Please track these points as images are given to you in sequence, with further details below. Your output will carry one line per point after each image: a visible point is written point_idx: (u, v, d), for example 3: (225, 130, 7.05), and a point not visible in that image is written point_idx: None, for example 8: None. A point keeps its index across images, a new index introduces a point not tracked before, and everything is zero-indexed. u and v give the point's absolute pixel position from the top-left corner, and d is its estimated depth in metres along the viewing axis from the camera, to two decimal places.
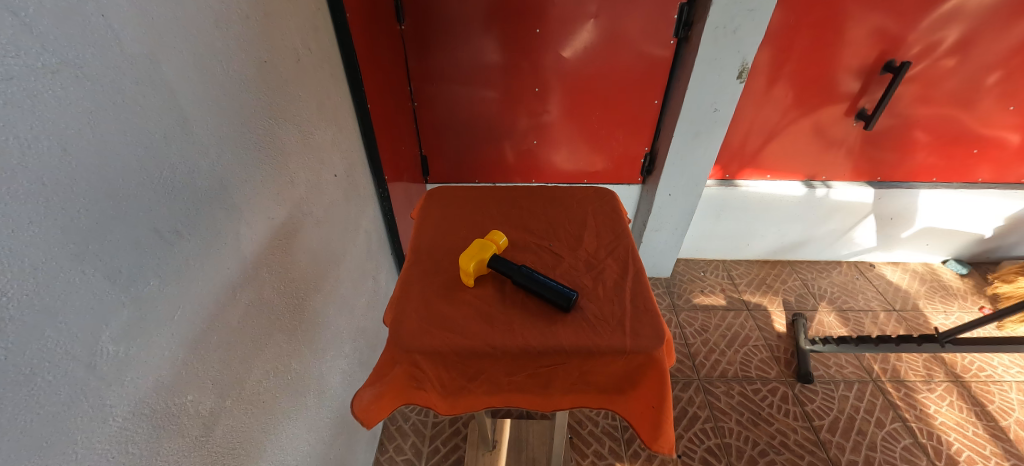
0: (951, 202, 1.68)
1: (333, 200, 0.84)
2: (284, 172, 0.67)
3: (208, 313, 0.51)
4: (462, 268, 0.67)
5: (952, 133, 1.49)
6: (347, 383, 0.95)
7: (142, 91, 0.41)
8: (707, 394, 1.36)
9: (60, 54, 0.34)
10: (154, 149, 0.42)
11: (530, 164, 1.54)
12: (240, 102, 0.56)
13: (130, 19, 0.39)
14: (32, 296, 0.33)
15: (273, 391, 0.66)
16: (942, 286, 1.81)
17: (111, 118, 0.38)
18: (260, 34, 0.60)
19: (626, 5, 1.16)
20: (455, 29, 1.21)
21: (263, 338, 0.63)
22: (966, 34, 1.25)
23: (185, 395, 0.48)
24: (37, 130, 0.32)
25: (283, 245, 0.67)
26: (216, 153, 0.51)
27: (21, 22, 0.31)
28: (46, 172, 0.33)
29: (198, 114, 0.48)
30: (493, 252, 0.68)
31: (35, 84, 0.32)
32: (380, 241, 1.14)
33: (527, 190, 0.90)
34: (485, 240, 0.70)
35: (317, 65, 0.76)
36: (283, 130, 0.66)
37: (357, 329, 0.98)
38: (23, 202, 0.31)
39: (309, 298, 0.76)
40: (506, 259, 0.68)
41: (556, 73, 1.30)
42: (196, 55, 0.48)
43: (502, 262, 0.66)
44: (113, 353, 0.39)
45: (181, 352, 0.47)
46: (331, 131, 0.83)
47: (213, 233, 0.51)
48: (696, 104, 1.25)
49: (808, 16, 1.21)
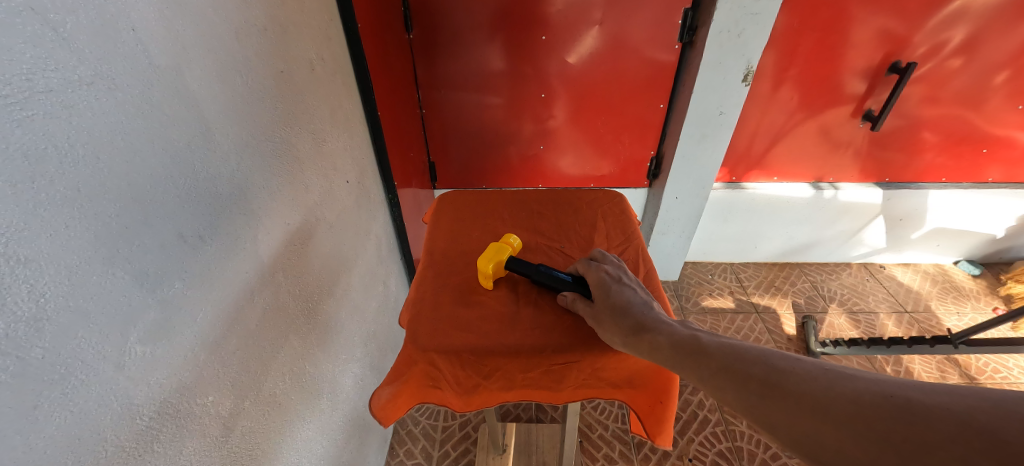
0: (961, 202, 1.67)
1: (345, 205, 0.86)
2: (299, 179, 0.68)
3: (227, 317, 0.52)
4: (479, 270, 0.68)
5: (961, 132, 1.49)
6: (359, 387, 0.95)
7: (168, 101, 0.42)
8: None
9: (95, 68, 0.35)
10: (179, 157, 0.44)
11: (536, 169, 1.56)
12: (259, 111, 0.58)
13: (159, 33, 0.41)
14: (68, 298, 0.34)
15: (288, 393, 0.67)
16: (954, 287, 1.79)
17: (141, 128, 0.39)
18: (277, 45, 0.62)
19: (630, 10, 1.17)
20: (462, 36, 1.24)
21: (278, 341, 0.64)
22: (971, 34, 1.25)
23: (206, 397, 0.49)
24: (74, 140, 0.34)
25: (298, 249, 0.68)
26: (235, 159, 0.53)
27: (60, 37, 0.33)
28: (81, 179, 0.35)
29: (219, 122, 0.50)
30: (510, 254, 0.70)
31: (72, 95, 0.34)
32: (390, 247, 1.16)
33: (537, 193, 0.91)
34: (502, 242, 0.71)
35: (330, 74, 0.78)
36: (298, 138, 0.68)
37: (368, 333, 0.99)
38: (60, 208, 0.33)
39: (323, 302, 0.77)
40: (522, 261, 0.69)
41: (561, 78, 1.32)
42: (217, 67, 0.49)
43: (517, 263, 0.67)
44: (141, 354, 0.40)
45: (203, 353, 0.49)
46: (343, 138, 0.85)
47: (232, 238, 0.53)
48: (701, 108, 1.26)
49: (811, 19, 1.22)
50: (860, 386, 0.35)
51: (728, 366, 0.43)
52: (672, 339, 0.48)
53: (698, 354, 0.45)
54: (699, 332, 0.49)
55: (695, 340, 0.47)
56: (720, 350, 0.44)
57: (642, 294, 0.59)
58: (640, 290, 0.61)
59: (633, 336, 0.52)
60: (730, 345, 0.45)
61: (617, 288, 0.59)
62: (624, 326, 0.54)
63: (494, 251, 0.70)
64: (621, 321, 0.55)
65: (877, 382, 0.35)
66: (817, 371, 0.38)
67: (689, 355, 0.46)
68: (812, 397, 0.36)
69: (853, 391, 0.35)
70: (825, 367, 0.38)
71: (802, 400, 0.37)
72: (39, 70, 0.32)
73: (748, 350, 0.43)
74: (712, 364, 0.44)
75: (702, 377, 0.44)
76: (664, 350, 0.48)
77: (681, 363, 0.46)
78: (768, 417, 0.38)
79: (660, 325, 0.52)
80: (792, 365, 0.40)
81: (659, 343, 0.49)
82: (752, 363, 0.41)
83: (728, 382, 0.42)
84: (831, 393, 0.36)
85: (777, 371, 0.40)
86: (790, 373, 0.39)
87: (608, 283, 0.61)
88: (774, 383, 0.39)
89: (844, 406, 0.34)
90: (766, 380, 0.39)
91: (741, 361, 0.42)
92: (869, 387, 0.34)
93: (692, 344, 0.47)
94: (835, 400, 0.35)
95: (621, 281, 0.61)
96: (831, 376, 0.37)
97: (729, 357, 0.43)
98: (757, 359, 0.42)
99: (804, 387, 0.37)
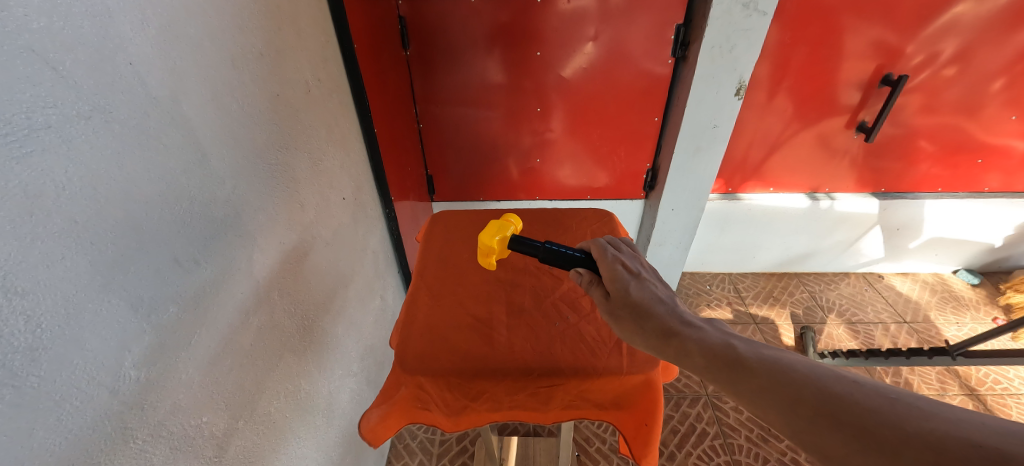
0: (958, 212, 1.67)
1: (341, 222, 0.87)
2: (295, 198, 0.70)
3: (222, 338, 0.53)
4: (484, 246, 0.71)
5: (956, 142, 1.49)
6: (355, 402, 0.96)
7: (164, 130, 0.44)
8: (716, 410, 1.34)
9: (92, 102, 0.37)
10: (174, 184, 0.45)
11: (533, 181, 1.57)
12: (254, 134, 0.59)
13: (156, 65, 0.43)
14: (64, 326, 0.35)
15: (283, 411, 0.68)
16: (953, 296, 1.79)
17: (138, 158, 0.41)
18: (273, 69, 0.63)
19: (623, 26, 1.19)
20: (458, 52, 1.26)
21: (273, 360, 0.65)
22: (962, 46, 1.27)
23: (200, 417, 0.50)
24: (71, 173, 0.35)
25: (294, 268, 0.69)
26: (231, 184, 0.54)
27: (59, 75, 0.34)
28: (79, 210, 0.36)
29: (215, 148, 0.51)
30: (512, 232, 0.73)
31: (71, 130, 0.35)
32: (387, 261, 1.17)
33: (528, 213, 0.92)
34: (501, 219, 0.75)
35: (327, 95, 0.80)
36: (294, 158, 0.69)
37: (365, 347, 1.00)
38: (55, 239, 0.34)
39: (319, 319, 0.78)
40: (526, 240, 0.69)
41: (556, 92, 1.34)
42: (214, 94, 0.51)
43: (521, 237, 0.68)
44: (135, 378, 0.41)
45: (197, 375, 0.49)
46: (339, 156, 0.86)
47: (227, 260, 0.54)
48: (695, 121, 1.27)
49: (803, 33, 1.24)
50: (933, 428, 0.33)
51: (775, 386, 0.40)
52: (706, 348, 0.47)
53: (738, 367, 0.43)
54: (733, 339, 0.47)
55: (731, 349, 0.45)
56: (763, 366, 0.42)
57: (661, 289, 0.58)
58: (660, 283, 0.59)
59: (660, 340, 0.51)
60: (773, 359, 0.43)
61: (639, 284, 0.57)
62: (650, 328, 0.53)
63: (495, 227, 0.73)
64: (645, 323, 0.53)
65: (956, 425, 0.33)
66: (883, 402, 0.36)
67: (727, 369, 0.44)
68: (877, 433, 0.34)
69: (928, 433, 0.33)
70: (889, 397, 0.36)
71: (863, 435, 0.35)
72: (38, 108, 0.33)
73: (796, 369, 0.41)
74: (754, 382, 0.42)
75: (741, 391, 0.43)
76: (698, 360, 0.46)
77: (718, 374, 0.44)
78: (822, 450, 0.36)
79: (690, 330, 0.50)
80: (850, 391, 0.37)
81: (691, 351, 0.47)
82: (802, 386, 0.39)
83: (773, 402, 0.40)
84: (902, 432, 0.34)
85: (833, 397, 0.38)
86: (848, 403, 0.37)
87: (629, 277, 0.59)
88: (829, 411, 0.37)
89: (917, 450, 0.32)
90: (820, 407, 0.37)
91: (790, 381, 0.40)
92: (949, 432, 0.32)
93: (730, 356, 0.45)
94: (907, 442, 0.33)
95: (640, 275, 0.59)
96: (899, 410, 0.35)
97: (773, 375, 0.41)
98: (808, 381, 0.39)
99: (867, 420, 0.35)
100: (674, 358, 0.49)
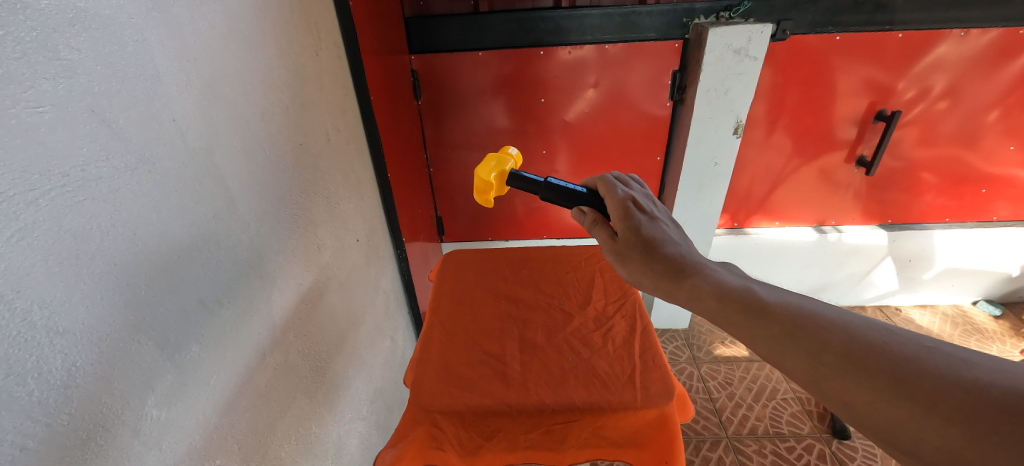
0: (971, 241, 1.66)
1: (355, 262, 0.89)
2: (312, 240, 0.72)
3: (239, 379, 0.54)
4: (483, 179, 0.77)
5: (959, 173, 1.51)
6: (363, 448, 0.93)
7: (198, 179, 0.47)
8: (738, 454, 1.28)
9: (138, 155, 0.40)
10: (204, 228, 0.48)
11: (541, 219, 1.60)
12: (277, 180, 0.62)
13: (197, 120, 0.47)
14: (95, 366, 0.36)
15: (293, 456, 0.67)
16: (976, 328, 1.74)
17: (173, 204, 0.44)
18: (297, 120, 0.68)
19: (623, 72, 1.26)
20: (467, 100, 1.33)
21: (287, 401, 0.65)
22: (952, 82, 1.32)
23: (213, 461, 0.50)
24: (117, 220, 0.38)
25: (309, 307, 0.71)
26: (254, 227, 0.57)
27: (113, 131, 0.37)
28: (118, 254, 0.38)
29: (241, 193, 0.54)
30: (507, 176, 0.78)
31: (118, 181, 0.38)
32: (398, 301, 1.18)
33: (536, 251, 0.94)
34: (498, 153, 0.81)
35: (344, 142, 0.85)
36: (312, 202, 0.72)
37: (374, 390, 0.99)
38: (95, 282, 0.36)
39: (331, 360, 0.79)
40: (525, 179, 0.74)
41: (559, 135, 1.39)
42: (244, 145, 0.55)
43: (520, 175, 0.74)
44: (156, 417, 0.42)
45: (213, 416, 0.50)
46: (354, 200, 0.89)
47: (247, 301, 0.55)
48: (697, 160, 1.31)
49: (795, 74, 1.30)
50: (975, 377, 0.33)
51: (799, 330, 0.43)
52: (721, 292, 0.50)
53: (757, 311, 0.46)
54: (749, 284, 0.51)
55: (752, 291, 0.49)
56: (785, 310, 0.45)
57: (671, 231, 0.63)
58: (671, 227, 0.64)
59: (672, 280, 0.56)
60: (797, 305, 0.45)
61: (652, 225, 0.62)
62: (662, 272, 0.57)
63: (490, 163, 0.79)
64: (658, 267, 0.58)
65: (1001, 375, 0.32)
66: (919, 350, 0.37)
67: (744, 309, 0.47)
68: (913, 379, 0.35)
69: (969, 383, 0.33)
70: (924, 346, 0.37)
71: (895, 382, 0.36)
72: (92, 162, 0.36)
73: (821, 317, 0.43)
74: (775, 327, 0.44)
75: (761, 334, 0.45)
76: (709, 298, 0.51)
77: (733, 307, 0.48)
78: (844, 398, 0.38)
79: (703, 273, 0.54)
80: (885, 341, 0.38)
81: (705, 293, 0.52)
82: (830, 334, 0.41)
83: (792, 346, 0.42)
84: (940, 380, 0.34)
85: (864, 344, 0.39)
86: (879, 350, 0.38)
87: (641, 222, 0.63)
88: (858, 357, 0.38)
89: (957, 400, 0.33)
90: (846, 354, 0.39)
91: (818, 329, 0.42)
92: (992, 383, 0.32)
93: (749, 299, 0.48)
94: (947, 391, 0.33)
95: (652, 216, 0.64)
96: (938, 359, 0.36)
97: (798, 321, 0.43)
98: (835, 329, 0.41)
99: (900, 366, 0.36)
100: (685, 297, 0.54)
